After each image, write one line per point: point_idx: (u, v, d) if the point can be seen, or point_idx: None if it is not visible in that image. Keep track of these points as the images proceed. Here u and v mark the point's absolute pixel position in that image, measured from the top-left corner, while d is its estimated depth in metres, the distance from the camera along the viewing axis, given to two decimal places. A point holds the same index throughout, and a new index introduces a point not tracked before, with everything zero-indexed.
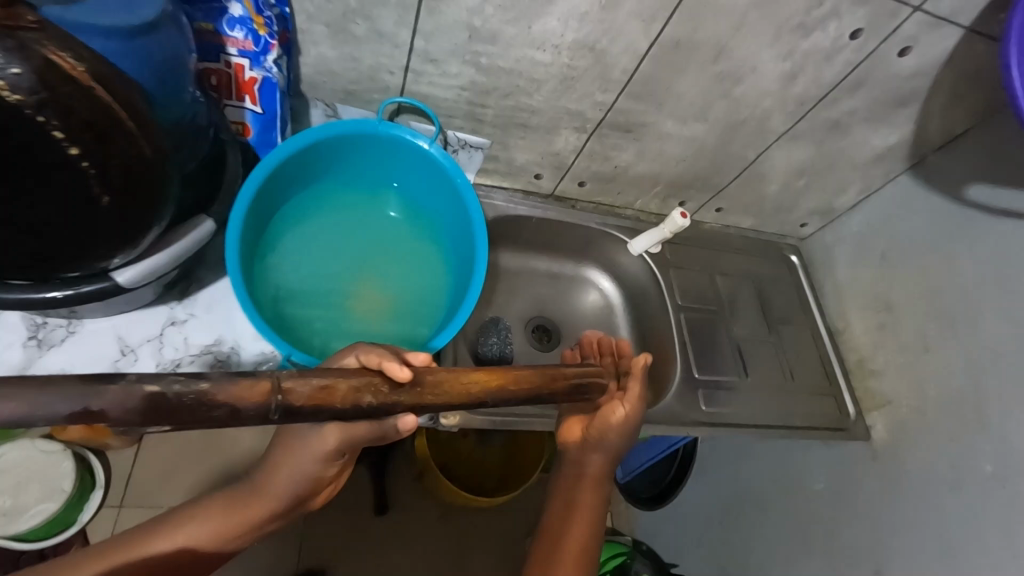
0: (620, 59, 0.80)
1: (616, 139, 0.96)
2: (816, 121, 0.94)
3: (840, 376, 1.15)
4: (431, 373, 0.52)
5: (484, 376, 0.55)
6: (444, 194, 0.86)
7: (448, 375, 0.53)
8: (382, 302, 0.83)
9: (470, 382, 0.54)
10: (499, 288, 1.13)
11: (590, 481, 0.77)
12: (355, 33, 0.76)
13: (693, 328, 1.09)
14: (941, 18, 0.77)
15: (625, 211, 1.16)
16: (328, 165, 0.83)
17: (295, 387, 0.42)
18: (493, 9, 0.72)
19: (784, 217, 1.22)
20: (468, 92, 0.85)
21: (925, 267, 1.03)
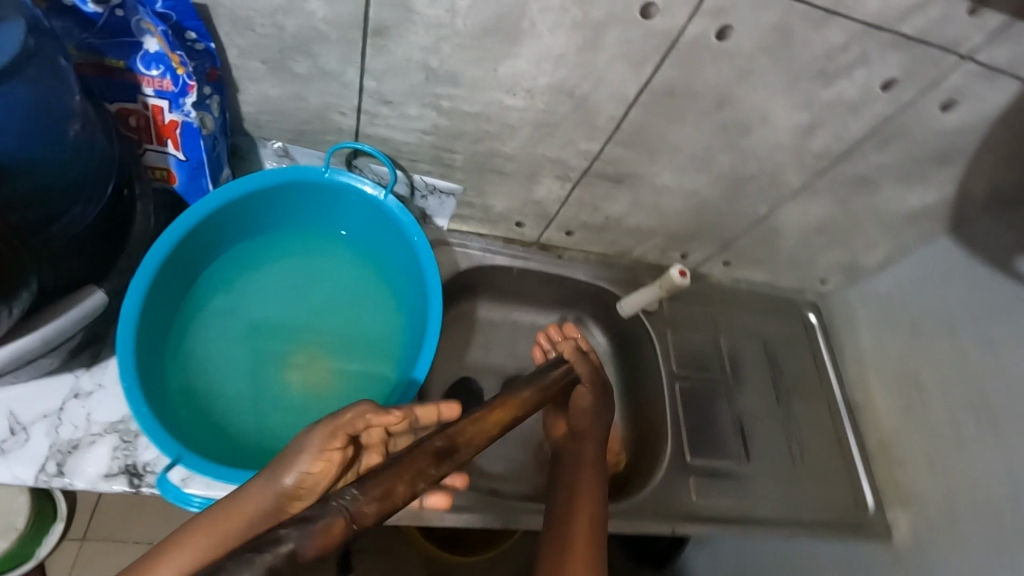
0: (604, 106, 0.68)
1: (606, 190, 0.84)
2: (840, 177, 0.81)
3: (858, 460, 1.01)
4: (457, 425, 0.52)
5: (498, 414, 0.56)
6: (400, 245, 0.76)
7: (472, 424, 0.53)
8: (324, 375, 0.71)
9: (490, 426, 0.55)
10: (475, 342, 1.02)
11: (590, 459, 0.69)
12: (296, 71, 0.66)
13: (688, 401, 0.96)
14: (996, 69, 0.64)
15: (620, 261, 1.04)
16: (266, 216, 0.73)
17: (361, 510, 0.41)
18: (450, 48, 0.61)
19: (803, 272, 1.08)
20: (432, 136, 0.74)
21: (963, 345, 0.89)
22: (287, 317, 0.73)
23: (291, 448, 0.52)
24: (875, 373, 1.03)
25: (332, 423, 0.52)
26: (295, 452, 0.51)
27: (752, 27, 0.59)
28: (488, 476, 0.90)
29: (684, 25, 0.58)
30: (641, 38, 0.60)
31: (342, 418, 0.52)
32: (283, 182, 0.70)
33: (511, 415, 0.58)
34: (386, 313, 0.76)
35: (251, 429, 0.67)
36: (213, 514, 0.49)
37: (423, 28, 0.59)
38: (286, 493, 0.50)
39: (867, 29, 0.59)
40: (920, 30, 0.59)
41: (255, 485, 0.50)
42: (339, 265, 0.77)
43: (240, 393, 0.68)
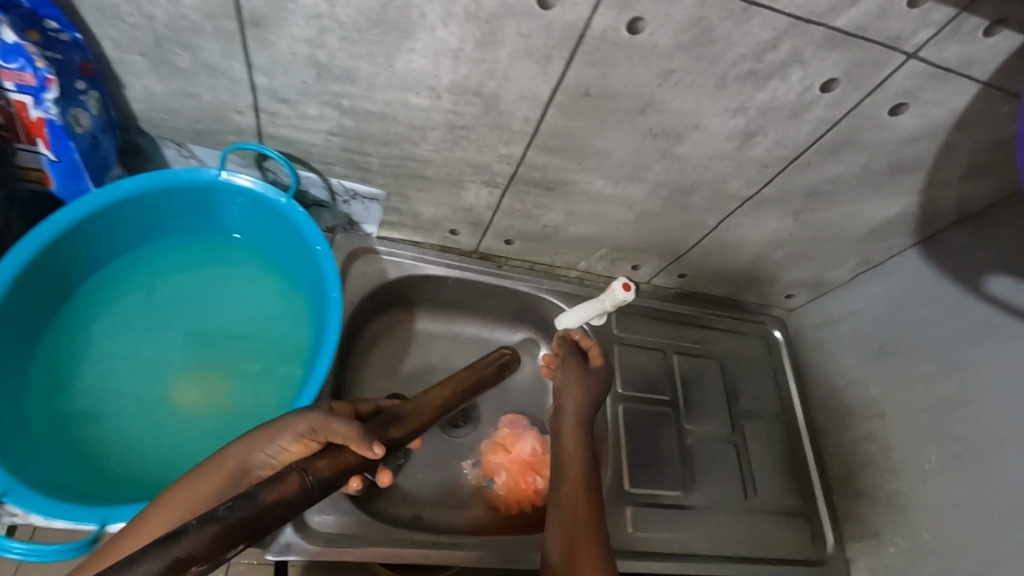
0: (516, 108, 0.63)
1: (538, 198, 0.78)
2: (788, 187, 0.74)
3: (818, 489, 0.94)
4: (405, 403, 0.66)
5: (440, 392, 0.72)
6: (296, 246, 0.72)
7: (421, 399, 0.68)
8: (216, 391, 0.68)
9: (435, 401, 0.70)
10: (411, 355, 0.95)
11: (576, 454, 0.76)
12: (178, 65, 0.60)
13: (633, 424, 0.89)
14: (945, 70, 0.57)
15: (567, 272, 0.98)
16: (150, 225, 0.70)
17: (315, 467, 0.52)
18: (336, 41, 0.56)
19: (765, 288, 1.01)
20: (339, 137, 0.69)
21: (929, 371, 0.82)
22: (177, 331, 0.70)
23: (274, 429, 0.56)
24: (840, 397, 0.95)
25: (319, 426, 0.56)
26: (279, 436, 0.56)
27: (665, 21, 0.53)
28: (414, 502, 0.85)
29: (589, 17, 0.52)
30: (542, 32, 0.54)
31: (329, 424, 0.56)
32: (163, 187, 0.66)
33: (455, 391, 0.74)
34: (287, 321, 0.73)
35: (133, 459, 0.63)
36: (204, 468, 0.55)
37: (302, 18, 0.54)
38: (258, 465, 0.55)
39: (795, 24, 0.53)
40: (856, 25, 0.53)
41: (234, 452, 0.55)
42: (235, 272, 0.74)
43: (125, 419, 0.65)
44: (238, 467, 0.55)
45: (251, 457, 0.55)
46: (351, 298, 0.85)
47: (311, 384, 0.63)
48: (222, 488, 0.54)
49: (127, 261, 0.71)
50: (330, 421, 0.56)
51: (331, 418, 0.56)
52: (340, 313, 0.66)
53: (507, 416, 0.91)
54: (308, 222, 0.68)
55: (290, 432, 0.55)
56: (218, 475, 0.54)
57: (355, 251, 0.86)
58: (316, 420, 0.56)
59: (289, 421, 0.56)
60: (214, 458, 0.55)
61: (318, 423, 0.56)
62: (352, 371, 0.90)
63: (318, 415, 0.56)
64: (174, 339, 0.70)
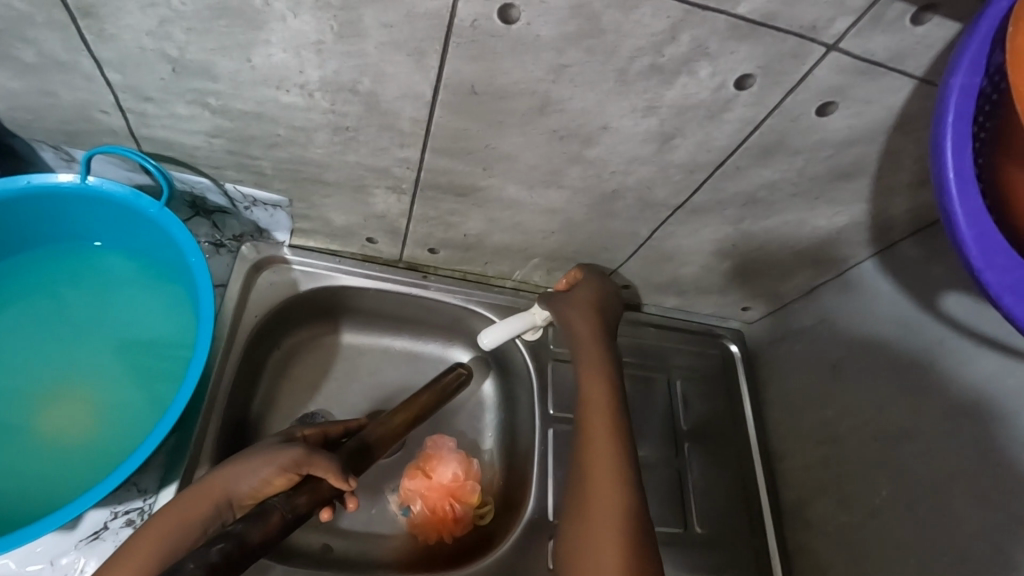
0: (400, 107, 0.56)
1: (450, 205, 0.72)
2: (720, 194, 0.67)
3: (769, 520, 0.87)
4: (373, 429, 0.72)
5: (405, 419, 0.76)
6: (166, 249, 0.69)
7: (385, 428, 0.73)
8: (81, 410, 0.63)
9: (398, 427, 0.74)
10: (333, 373, 0.87)
11: (602, 417, 0.65)
12: (23, 60, 0.54)
13: (566, 449, 0.83)
14: (875, 64, 0.50)
15: (502, 283, 0.91)
16: (2, 237, 0.66)
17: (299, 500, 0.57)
18: (182, 33, 0.50)
19: (719, 301, 0.93)
20: (219, 140, 0.63)
21: (881, 396, 0.75)
22: (36, 352, 0.66)
23: (255, 459, 0.59)
24: (793, 419, 0.88)
25: (303, 461, 0.60)
26: (263, 467, 0.59)
27: (542, 8, 0.46)
28: (328, 530, 0.79)
29: (454, 5, 0.46)
30: (405, 21, 0.47)
31: (311, 459, 0.61)
32: (13, 197, 0.63)
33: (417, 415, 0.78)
34: (163, 328, 0.69)
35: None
36: (183, 500, 0.56)
37: (136, 7, 0.48)
38: (240, 494, 0.58)
39: (692, 11, 0.46)
40: (763, 12, 0.46)
41: (218, 479, 0.58)
42: (106, 284, 0.71)
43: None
44: (222, 497, 0.57)
45: (234, 487, 0.58)
46: (255, 312, 0.79)
47: (179, 395, 0.60)
48: (207, 519, 0.56)
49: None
50: (313, 455, 0.61)
51: (313, 455, 0.61)
52: (213, 312, 0.64)
53: (429, 437, 0.85)
54: (174, 222, 0.65)
55: (275, 464, 0.59)
56: (203, 506, 0.56)
57: (261, 261, 0.81)
58: (301, 454, 0.60)
59: (272, 452, 0.60)
60: (198, 487, 0.57)
61: (302, 458, 0.60)
62: (265, 389, 0.83)
63: (302, 449, 0.61)
64: (32, 360, 0.65)
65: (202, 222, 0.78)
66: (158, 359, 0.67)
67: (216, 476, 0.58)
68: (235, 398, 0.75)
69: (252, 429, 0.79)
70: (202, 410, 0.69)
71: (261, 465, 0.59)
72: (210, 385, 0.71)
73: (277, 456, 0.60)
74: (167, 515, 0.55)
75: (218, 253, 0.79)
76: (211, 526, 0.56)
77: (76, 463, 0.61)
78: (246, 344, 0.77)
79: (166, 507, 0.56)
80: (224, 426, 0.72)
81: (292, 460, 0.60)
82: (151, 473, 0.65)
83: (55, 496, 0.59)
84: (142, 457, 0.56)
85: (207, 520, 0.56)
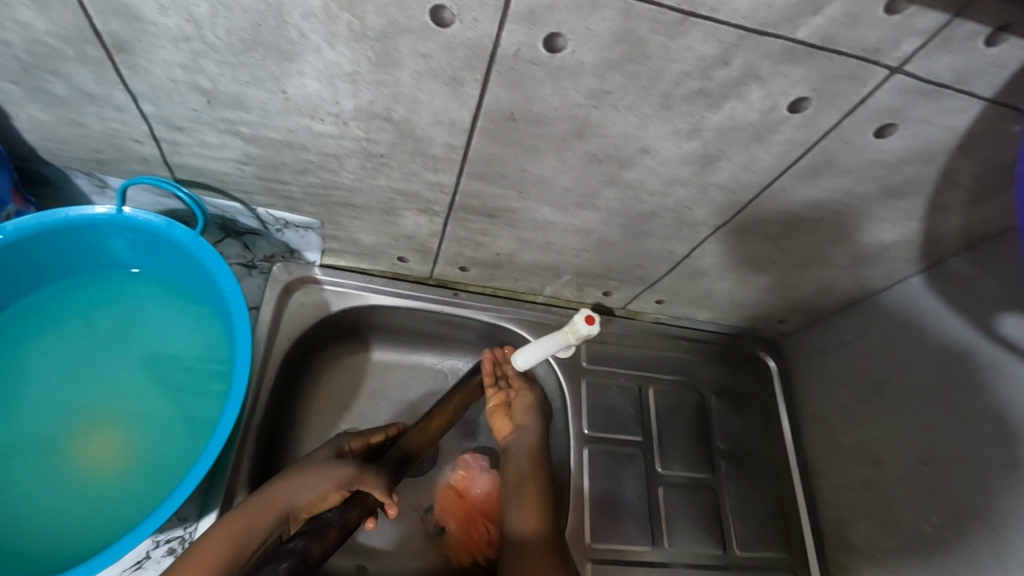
0: (435, 133, 0.55)
1: (482, 225, 0.70)
2: (763, 213, 0.65)
3: (809, 541, 0.84)
4: (408, 436, 0.76)
5: (438, 424, 0.78)
6: (201, 277, 0.69)
7: (419, 434, 0.76)
8: (124, 443, 0.64)
9: (432, 433, 0.77)
10: (362, 392, 0.87)
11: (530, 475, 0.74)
12: (57, 93, 0.54)
13: (600, 469, 0.82)
14: (939, 86, 0.48)
15: (533, 298, 0.89)
16: (40, 268, 0.67)
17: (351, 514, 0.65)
18: (215, 66, 0.49)
19: (755, 316, 0.90)
20: (251, 167, 0.62)
21: (930, 419, 0.72)
22: (77, 384, 0.66)
23: (315, 474, 0.63)
24: (832, 438, 0.85)
25: (356, 480, 0.65)
26: (321, 482, 0.63)
27: (588, 36, 0.44)
28: (360, 552, 0.77)
29: (496, 35, 0.44)
30: (442, 50, 0.46)
31: (363, 477, 0.66)
32: (53, 229, 0.63)
33: (450, 417, 0.80)
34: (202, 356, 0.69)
35: (30, 534, 0.58)
36: (247, 510, 0.58)
37: (170, 42, 0.47)
38: (298, 506, 0.62)
39: (747, 36, 0.43)
40: (823, 35, 0.43)
41: (281, 491, 0.60)
42: (141, 311, 0.71)
43: (24, 491, 0.60)
44: (284, 509, 0.60)
45: (296, 499, 0.61)
46: (287, 336, 0.78)
47: (221, 426, 0.60)
48: (269, 529, 0.59)
49: (11, 314, 0.67)
50: (364, 474, 0.66)
51: (364, 474, 0.66)
52: (250, 340, 0.65)
53: (462, 457, 0.84)
54: (209, 251, 0.65)
55: (331, 481, 0.64)
56: (266, 516, 0.59)
57: (292, 282, 0.80)
58: (355, 473, 0.65)
59: (329, 469, 0.64)
60: (262, 497, 0.60)
61: (356, 476, 0.65)
62: (297, 409, 0.82)
63: (356, 467, 0.66)
64: (75, 394, 0.66)
65: (233, 243, 0.79)
66: (197, 389, 0.68)
67: (277, 487, 0.61)
68: (270, 421, 0.75)
69: (285, 451, 0.79)
70: (239, 436, 0.69)
71: (320, 481, 0.63)
72: (247, 410, 0.71)
73: (335, 472, 0.64)
74: (234, 521, 0.57)
75: (250, 275, 0.79)
76: (271, 536, 0.59)
77: (122, 497, 0.61)
78: (279, 367, 0.77)
79: (231, 513, 0.58)
80: (259, 451, 0.71)
81: (346, 477, 0.65)
82: (193, 501, 0.66)
83: (102, 530, 0.59)
84: (186, 494, 0.56)
85: (269, 530, 0.59)
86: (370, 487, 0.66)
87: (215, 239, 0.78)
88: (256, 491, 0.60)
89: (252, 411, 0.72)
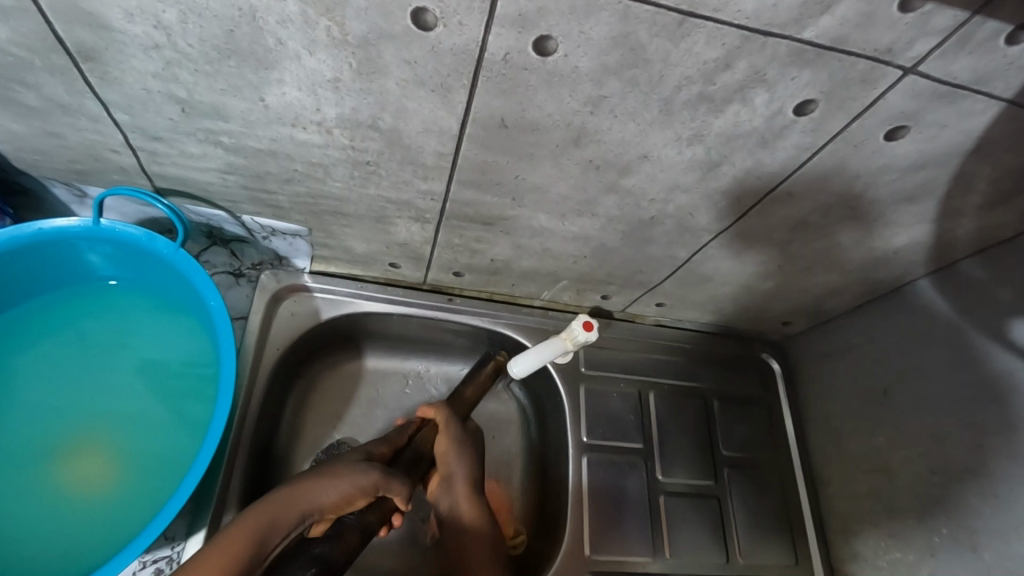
0: (425, 141, 0.52)
1: (477, 232, 0.68)
2: (768, 218, 0.62)
3: (814, 548, 0.83)
4: (420, 441, 0.75)
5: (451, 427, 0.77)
6: (183, 288, 0.67)
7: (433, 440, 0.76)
8: (107, 462, 0.62)
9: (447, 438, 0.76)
10: (357, 400, 0.85)
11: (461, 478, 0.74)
12: (27, 104, 0.51)
13: (601, 478, 0.80)
14: (955, 88, 0.45)
15: (530, 303, 0.86)
16: (19, 283, 0.65)
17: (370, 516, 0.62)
18: (190, 74, 0.46)
19: (759, 318, 0.88)
20: (234, 176, 0.60)
21: (942, 428, 0.70)
22: (60, 402, 0.64)
23: (342, 475, 0.61)
24: (838, 444, 0.83)
25: (381, 485, 0.63)
26: (348, 484, 0.60)
27: (581, 39, 0.41)
28: (357, 566, 0.76)
29: (483, 39, 0.41)
30: (428, 56, 0.43)
31: (388, 482, 0.64)
32: (26, 244, 0.61)
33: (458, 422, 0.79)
34: (188, 369, 0.68)
35: (11, 560, 0.57)
36: (269, 507, 0.55)
37: (140, 50, 0.44)
38: (322, 507, 0.58)
39: (751, 38, 0.41)
40: (833, 36, 0.40)
41: (306, 490, 0.57)
42: (125, 323, 0.69)
43: (3, 516, 0.58)
44: (309, 507, 0.57)
45: (320, 499, 0.58)
46: (277, 345, 0.76)
47: (205, 445, 0.58)
48: (292, 527, 0.55)
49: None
50: (390, 479, 0.64)
51: (388, 477, 0.64)
52: (235, 355, 0.62)
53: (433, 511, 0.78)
54: (190, 263, 0.63)
55: (359, 485, 0.61)
56: (291, 513, 0.55)
57: (281, 291, 0.77)
58: (381, 478, 0.63)
59: (355, 472, 0.62)
60: (285, 495, 0.56)
61: (382, 481, 0.63)
62: (290, 419, 0.80)
63: (381, 471, 0.64)
64: (55, 415, 0.64)
65: (220, 250, 0.77)
66: (184, 403, 0.66)
67: (303, 484, 0.58)
68: (261, 435, 0.73)
69: (277, 463, 0.77)
70: (228, 452, 0.67)
71: (344, 481, 0.60)
72: (235, 425, 0.69)
73: (360, 474, 0.62)
74: (259, 515, 0.53)
75: (237, 284, 0.77)
76: (292, 536, 0.55)
77: (105, 519, 0.59)
78: (269, 379, 0.74)
79: (249, 510, 0.54)
80: (250, 467, 0.69)
81: (373, 482, 0.63)
82: (181, 520, 0.64)
83: (86, 553, 0.58)
84: (171, 515, 0.54)
85: (291, 529, 0.55)
86: (392, 489, 0.64)
87: (201, 246, 0.76)
88: (277, 489, 0.57)
89: (241, 427, 0.70)
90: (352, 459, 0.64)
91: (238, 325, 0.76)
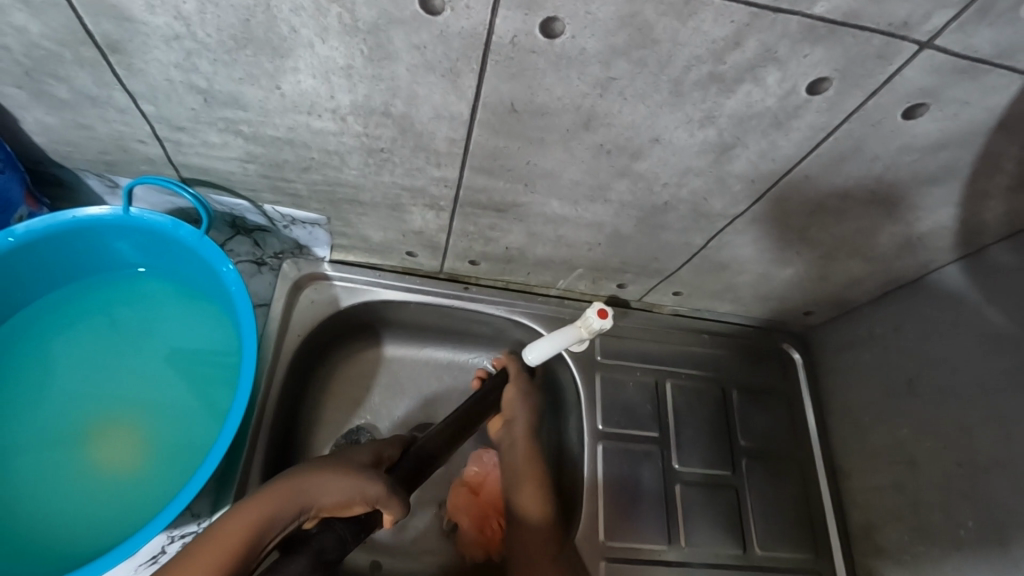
0: (435, 128, 0.53)
1: (491, 220, 0.68)
2: (784, 203, 0.61)
3: (834, 538, 0.82)
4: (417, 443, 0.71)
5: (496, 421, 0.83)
6: (208, 275, 0.69)
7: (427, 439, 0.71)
8: (135, 442, 0.65)
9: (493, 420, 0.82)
10: (376, 387, 0.86)
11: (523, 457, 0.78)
12: (60, 96, 0.53)
13: (617, 466, 0.80)
14: (976, 61, 0.43)
15: (547, 292, 0.87)
16: (56, 269, 0.68)
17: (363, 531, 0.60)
18: (209, 64, 0.48)
19: (781, 307, 0.86)
20: (254, 165, 0.61)
21: (969, 419, 0.68)
22: (94, 383, 0.68)
23: (346, 480, 0.59)
24: (861, 437, 0.81)
25: (381, 500, 0.60)
26: (350, 491, 0.58)
27: (588, 20, 0.41)
28: (375, 547, 0.77)
29: (489, 22, 0.42)
30: (436, 42, 0.44)
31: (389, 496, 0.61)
32: (58, 232, 0.64)
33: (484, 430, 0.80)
34: (212, 354, 0.70)
35: (48, 531, 0.60)
36: (262, 498, 0.54)
37: (161, 41, 0.46)
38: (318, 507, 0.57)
39: (760, 14, 0.40)
40: (845, 11, 0.40)
41: (305, 489, 0.56)
42: (154, 309, 0.72)
43: (41, 490, 0.62)
44: (303, 505, 0.56)
45: (316, 498, 0.56)
46: (297, 332, 0.77)
47: (226, 426, 0.60)
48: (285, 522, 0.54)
49: (24, 319, 0.69)
50: (391, 494, 0.61)
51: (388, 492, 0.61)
52: (256, 340, 0.64)
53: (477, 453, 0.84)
54: (214, 250, 0.65)
55: (360, 494, 0.59)
56: (285, 507, 0.55)
57: (302, 279, 0.79)
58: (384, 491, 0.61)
59: (361, 480, 0.60)
60: (282, 488, 0.55)
61: (384, 496, 0.61)
62: (312, 405, 0.82)
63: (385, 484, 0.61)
64: (89, 396, 0.67)
65: (244, 241, 0.79)
66: (208, 388, 0.68)
67: (303, 481, 0.57)
68: (283, 420, 0.75)
69: (298, 448, 0.79)
70: (250, 436, 0.69)
71: (347, 484, 0.59)
72: (256, 409, 0.71)
73: (364, 482, 0.60)
74: (253, 507, 0.53)
75: (260, 272, 0.79)
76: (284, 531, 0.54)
77: (135, 495, 0.62)
78: (290, 364, 0.76)
79: (249, 502, 0.54)
80: (272, 450, 0.71)
81: (375, 494, 0.60)
82: (205, 498, 0.66)
83: (118, 527, 0.60)
84: (194, 495, 0.56)
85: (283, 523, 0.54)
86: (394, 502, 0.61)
87: (226, 235, 0.79)
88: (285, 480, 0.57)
89: (263, 410, 0.71)
90: (368, 471, 0.62)
91: (262, 312, 0.78)
